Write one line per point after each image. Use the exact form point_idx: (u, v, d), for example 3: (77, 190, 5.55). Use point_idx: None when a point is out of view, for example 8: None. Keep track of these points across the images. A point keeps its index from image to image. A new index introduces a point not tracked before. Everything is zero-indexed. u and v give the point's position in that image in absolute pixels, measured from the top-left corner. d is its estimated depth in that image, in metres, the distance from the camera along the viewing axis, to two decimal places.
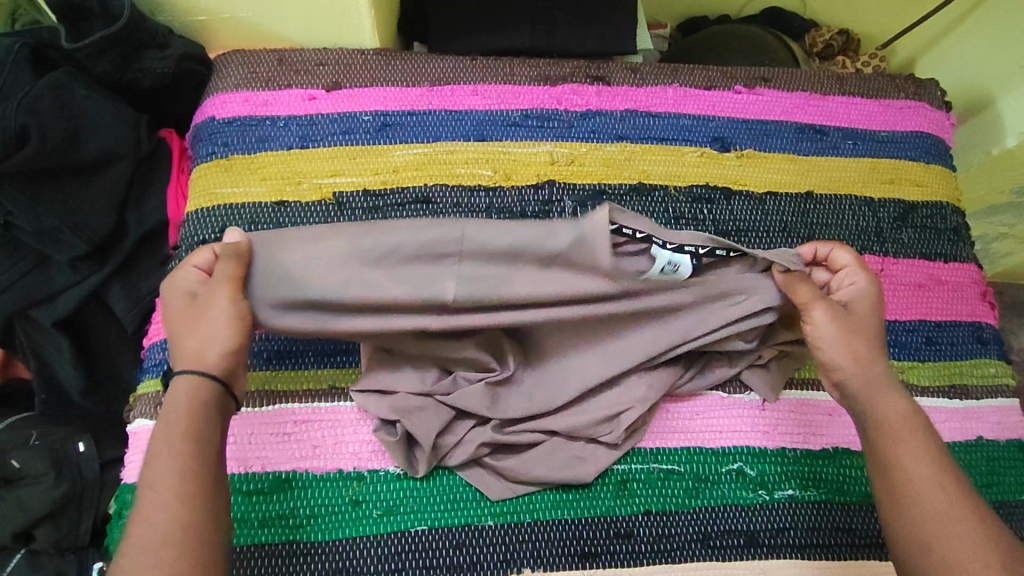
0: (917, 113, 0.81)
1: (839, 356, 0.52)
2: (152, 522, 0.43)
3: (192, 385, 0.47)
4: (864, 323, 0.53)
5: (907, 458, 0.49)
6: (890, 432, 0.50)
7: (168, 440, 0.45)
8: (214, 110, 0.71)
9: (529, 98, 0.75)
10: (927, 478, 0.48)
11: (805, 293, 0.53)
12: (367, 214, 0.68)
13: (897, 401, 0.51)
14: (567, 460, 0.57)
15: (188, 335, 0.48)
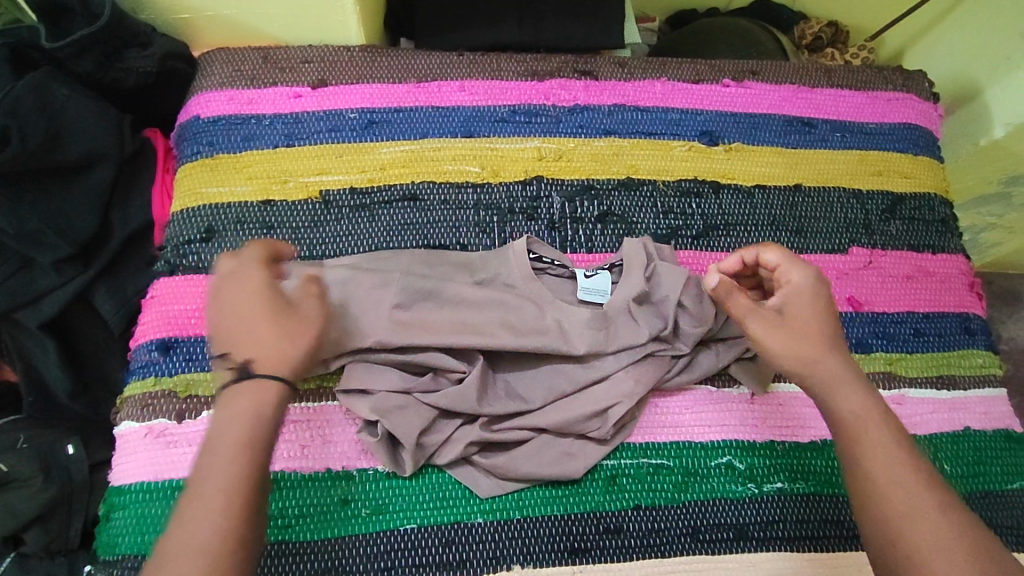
0: (904, 104, 0.81)
1: (787, 357, 0.53)
2: (195, 527, 0.41)
3: (257, 386, 0.46)
4: (807, 317, 0.55)
5: (871, 452, 0.49)
6: (851, 428, 0.50)
7: (223, 442, 0.44)
8: (199, 109, 0.71)
9: (516, 93, 0.75)
10: (890, 471, 0.48)
11: (739, 303, 0.55)
12: (354, 212, 0.68)
13: (855, 394, 0.52)
14: (557, 456, 0.57)
15: (258, 340, 0.48)
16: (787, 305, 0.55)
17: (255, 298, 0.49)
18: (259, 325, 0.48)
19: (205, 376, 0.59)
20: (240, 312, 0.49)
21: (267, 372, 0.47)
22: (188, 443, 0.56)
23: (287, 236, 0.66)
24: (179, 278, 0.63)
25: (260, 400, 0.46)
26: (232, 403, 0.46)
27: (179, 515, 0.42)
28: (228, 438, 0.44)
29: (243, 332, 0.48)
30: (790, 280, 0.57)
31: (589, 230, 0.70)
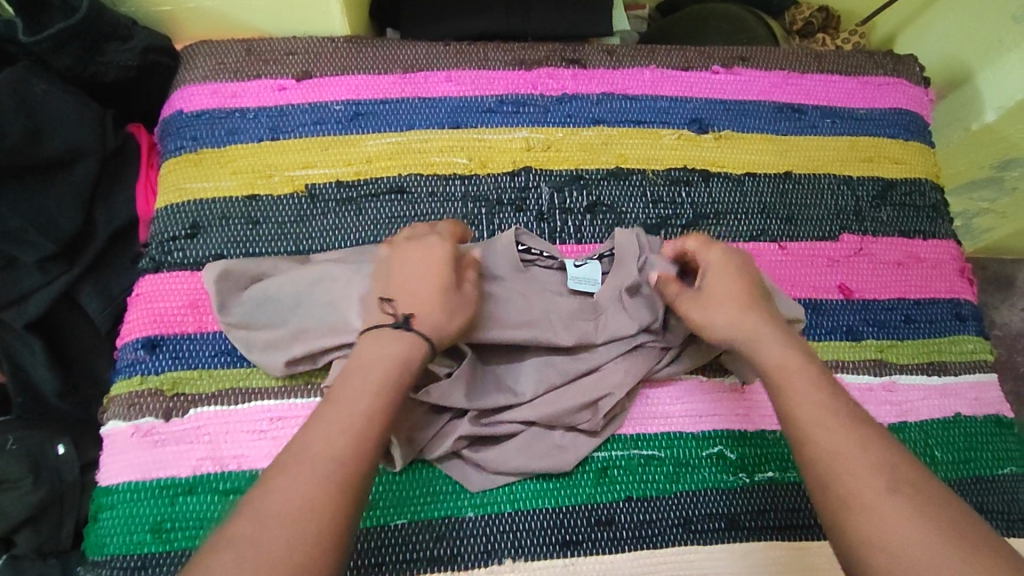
0: (895, 89, 0.81)
1: (716, 329, 0.54)
2: (333, 435, 0.44)
3: (407, 344, 0.49)
4: (727, 285, 0.56)
5: (798, 398, 0.49)
6: (779, 382, 0.50)
7: (370, 381, 0.47)
8: (182, 103, 0.70)
9: (504, 83, 0.74)
10: (815, 416, 0.47)
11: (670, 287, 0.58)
12: (340, 206, 0.67)
13: (782, 350, 0.52)
14: (547, 449, 0.57)
15: (431, 299, 0.51)
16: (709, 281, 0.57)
17: (437, 265, 0.53)
18: (432, 288, 0.52)
19: (192, 373, 0.58)
20: (418, 273, 0.53)
21: (422, 332, 0.50)
22: (176, 442, 0.56)
23: (272, 231, 0.65)
24: (165, 276, 0.62)
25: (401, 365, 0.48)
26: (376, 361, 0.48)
27: (314, 425, 0.44)
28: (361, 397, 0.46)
29: (414, 287, 0.52)
30: (710, 256, 0.58)
31: (578, 221, 0.70)
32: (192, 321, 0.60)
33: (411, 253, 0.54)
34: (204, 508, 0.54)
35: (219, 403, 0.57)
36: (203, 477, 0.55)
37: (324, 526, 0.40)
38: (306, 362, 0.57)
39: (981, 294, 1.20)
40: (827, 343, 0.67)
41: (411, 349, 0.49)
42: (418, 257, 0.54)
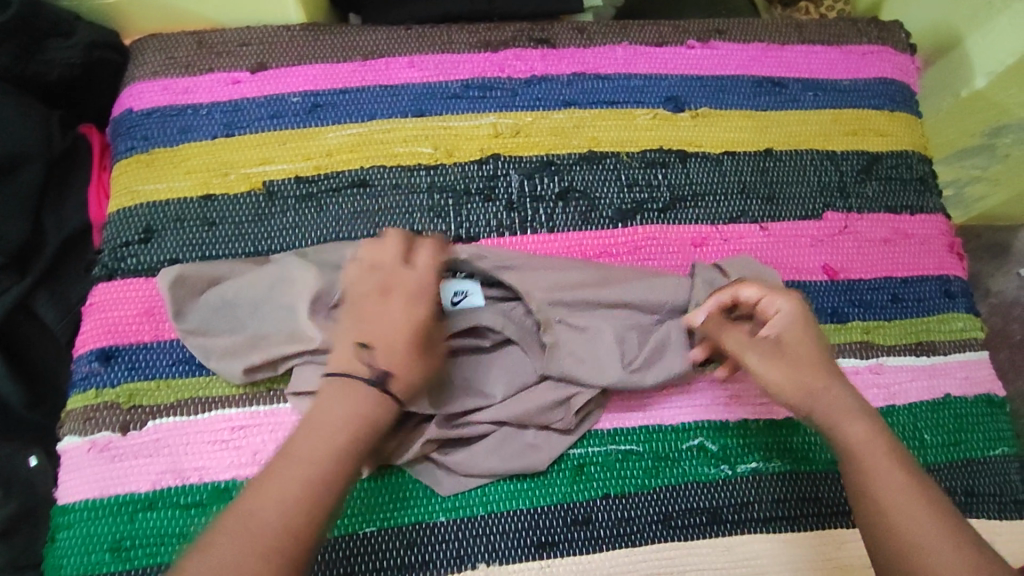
0: (880, 58, 0.77)
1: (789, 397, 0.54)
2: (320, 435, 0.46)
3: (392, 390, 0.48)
4: (799, 350, 0.55)
5: (878, 471, 0.49)
6: (857, 456, 0.50)
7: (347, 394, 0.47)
8: (132, 101, 0.67)
9: (469, 67, 0.71)
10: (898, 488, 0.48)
11: (729, 344, 0.57)
12: (300, 203, 0.64)
13: (860, 423, 0.52)
14: (519, 450, 0.56)
15: (398, 346, 0.49)
16: (779, 340, 0.56)
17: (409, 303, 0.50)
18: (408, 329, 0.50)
19: (150, 384, 0.57)
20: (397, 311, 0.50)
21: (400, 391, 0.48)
22: (134, 456, 0.54)
23: (229, 232, 0.63)
24: (119, 283, 0.60)
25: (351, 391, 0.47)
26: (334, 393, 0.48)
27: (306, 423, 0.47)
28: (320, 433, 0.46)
29: (367, 323, 0.49)
30: (777, 309, 0.56)
31: (550, 209, 0.67)
32: (147, 330, 0.58)
33: (382, 288, 0.50)
34: (164, 522, 0.53)
35: (178, 414, 0.56)
36: (162, 492, 0.54)
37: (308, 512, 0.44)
38: (266, 369, 0.56)
39: (975, 262, 1.18)
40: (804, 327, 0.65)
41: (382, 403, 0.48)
42: (387, 296, 0.50)
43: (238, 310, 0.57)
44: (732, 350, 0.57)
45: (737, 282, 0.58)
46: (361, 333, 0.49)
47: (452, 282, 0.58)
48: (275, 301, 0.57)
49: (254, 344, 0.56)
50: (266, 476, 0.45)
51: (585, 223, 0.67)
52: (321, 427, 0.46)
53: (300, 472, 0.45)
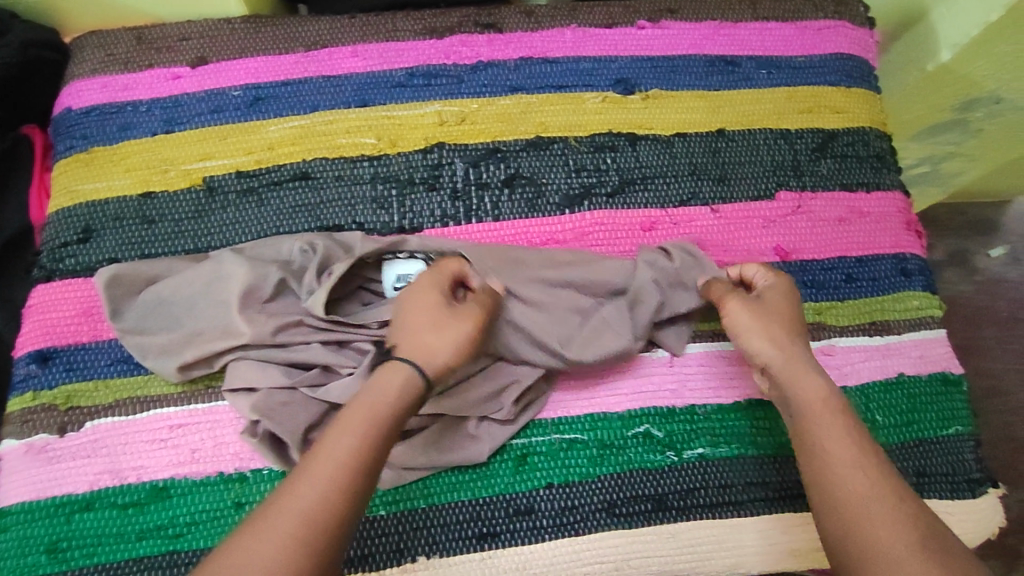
0: (836, 32, 0.75)
1: (749, 342, 0.56)
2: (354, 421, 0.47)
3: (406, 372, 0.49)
4: (777, 309, 0.57)
5: (825, 440, 0.50)
6: (811, 412, 0.52)
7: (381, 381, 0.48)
8: (70, 99, 0.66)
9: (414, 54, 0.69)
10: (846, 452, 0.50)
11: (717, 290, 0.59)
12: (241, 198, 0.64)
13: (816, 381, 0.53)
14: (459, 441, 0.58)
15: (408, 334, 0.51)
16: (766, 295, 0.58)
17: (435, 301, 0.52)
18: (422, 323, 0.51)
19: (88, 385, 0.58)
20: (417, 308, 0.52)
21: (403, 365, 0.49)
22: (72, 457, 0.56)
23: (170, 229, 0.62)
24: (58, 284, 0.60)
25: (376, 407, 0.47)
26: (354, 408, 0.47)
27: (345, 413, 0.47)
28: (339, 455, 0.45)
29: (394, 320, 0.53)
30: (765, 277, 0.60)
31: (495, 196, 0.66)
32: (85, 331, 0.59)
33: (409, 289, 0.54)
34: (99, 523, 0.54)
35: (116, 414, 0.57)
36: (99, 492, 0.55)
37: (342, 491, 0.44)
38: (200, 367, 0.56)
39: (961, 238, 1.17)
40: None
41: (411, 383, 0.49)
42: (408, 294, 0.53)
43: (174, 309, 0.57)
44: (719, 293, 0.59)
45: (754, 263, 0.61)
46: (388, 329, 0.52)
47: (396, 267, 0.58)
48: (208, 298, 0.56)
49: (187, 342, 0.56)
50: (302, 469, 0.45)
51: (532, 210, 0.66)
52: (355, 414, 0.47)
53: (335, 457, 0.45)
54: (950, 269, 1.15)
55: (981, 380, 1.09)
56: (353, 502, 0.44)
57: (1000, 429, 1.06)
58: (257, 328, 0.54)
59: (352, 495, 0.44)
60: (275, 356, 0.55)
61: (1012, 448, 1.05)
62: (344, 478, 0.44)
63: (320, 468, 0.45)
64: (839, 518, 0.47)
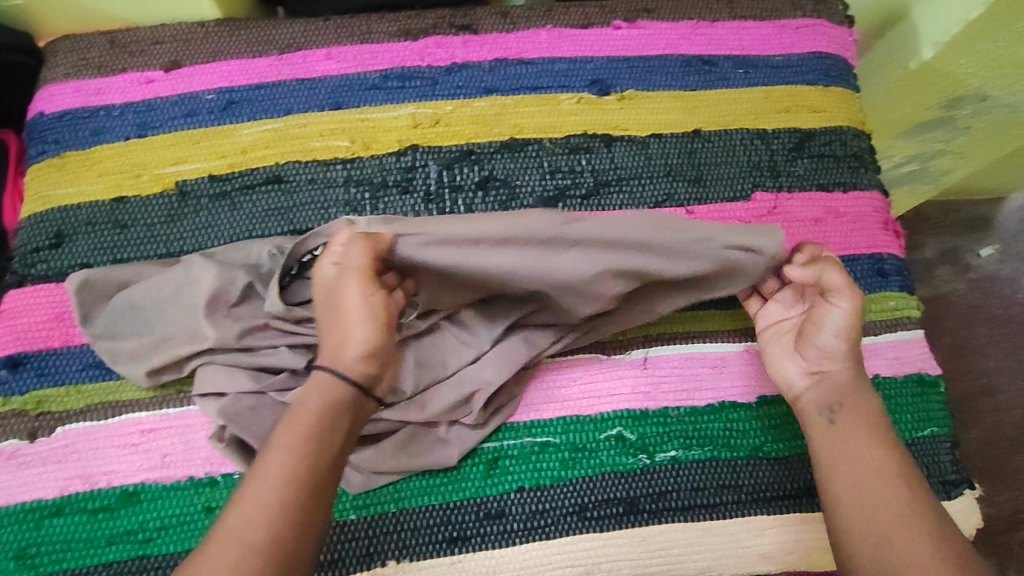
0: (814, 31, 0.75)
1: (830, 341, 0.58)
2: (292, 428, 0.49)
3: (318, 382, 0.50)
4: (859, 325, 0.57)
5: (858, 449, 0.55)
6: (851, 411, 0.57)
7: (314, 389, 0.50)
8: (42, 104, 0.66)
9: (389, 56, 0.69)
10: (879, 463, 0.54)
11: (836, 278, 0.57)
12: (214, 202, 0.64)
13: (869, 395, 0.58)
14: (430, 445, 0.58)
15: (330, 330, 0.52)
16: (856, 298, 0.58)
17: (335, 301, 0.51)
18: (326, 321, 0.52)
19: (59, 390, 0.58)
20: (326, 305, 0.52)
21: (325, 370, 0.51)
22: (43, 463, 0.56)
23: (142, 234, 0.62)
24: (29, 290, 0.60)
25: (296, 422, 0.49)
26: (281, 427, 0.49)
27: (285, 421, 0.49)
28: (268, 475, 0.47)
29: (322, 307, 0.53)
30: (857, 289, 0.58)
31: (469, 199, 0.66)
32: (57, 336, 0.59)
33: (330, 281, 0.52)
34: (69, 528, 0.55)
35: (88, 419, 0.57)
36: (70, 497, 0.56)
37: (286, 499, 0.46)
38: (170, 371, 0.57)
39: (953, 236, 1.16)
40: (708, 314, 0.65)
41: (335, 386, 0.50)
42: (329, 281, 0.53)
43: (142, 314, 0.57)
44: (840, 281, 0.57)
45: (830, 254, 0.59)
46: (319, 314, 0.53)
47: None
48: (176, 302, 0.57)
49: (155, 347, 0.56)
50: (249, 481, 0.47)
51: (505, 213, 0.66)
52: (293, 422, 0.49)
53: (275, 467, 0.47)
54: (942, 266, 1.14)
55: (973, 378, 1.08)
56: (287, 520, 0.46)
57: (992, 428, 1.05)
58: (225, 332, 0.55)
59: (286, 513, 0.46)
60: (242, 360, 0.55)
61: (1004, 446, 1.04)
62: (274, 497, 0.46)
63: (252, 492, 0.46)
64: (865, 530, 0.52)
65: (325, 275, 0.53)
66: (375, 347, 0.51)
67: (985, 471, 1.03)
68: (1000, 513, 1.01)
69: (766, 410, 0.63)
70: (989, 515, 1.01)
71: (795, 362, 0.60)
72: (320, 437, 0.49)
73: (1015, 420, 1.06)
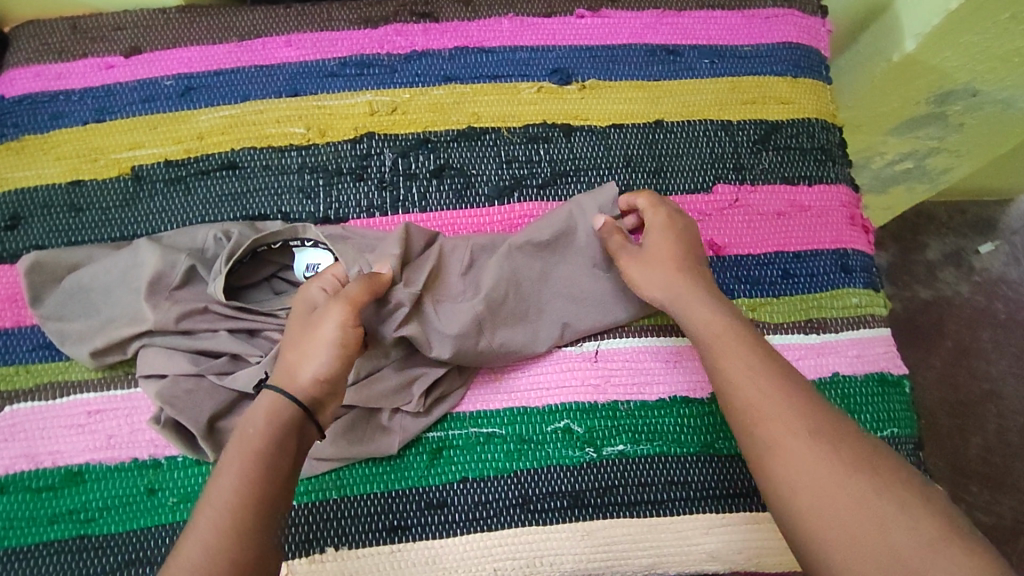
0: (785, 21, 0.73)
1: (654, 294, 0.58)
2: (240, 446, 0.47)
3: (267, 401, 0.49)
4: (660, 246, 0.59)
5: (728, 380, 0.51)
6: (705, 336, 0.54)
7: (263, 406, 0.49)
8: (4, 87, 0.67)
9: (348, 44, 0.69)
10: (750, 387, 0.49)
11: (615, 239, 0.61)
12: (169, 186, 0.64)
13: (706, 307, 0.55)
14: (372, 432, 0.58)
15: (294, 351, 0.51)
16: (652, 236, 0.60)
17: (309, 325, 0.52)
18: (292, 339, 0.52)
19: (9, 369, 0.59)
20: (299, 330, 0.52)
21: (279, 388, 0.50)
22: None
23: (97, 217, 0.63)
24: None
25: (247, 441, 0.47)
26: (229, 450, 0.48)
27: (231, 442, 0.48)
28: (220, 501, 0.45)
29: (291, 333, 0.53)
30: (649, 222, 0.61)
31: (423, 186, 0.65)
32: (9, 316, 0.60)
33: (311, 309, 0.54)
34: (13, 506, 0.56)
35: (35, 399, 0.58)
36: (15, 475, 0.56)
37: (239, 521, 0.45)
38: (115, 353, 0.57)
39: (954, 236, 1.12)
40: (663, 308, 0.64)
41: (280, 402, 0.49)
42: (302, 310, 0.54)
43: (88, 295, 0.58)
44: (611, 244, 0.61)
45: (632, 194, 0.63)
46: (288, 342, 0.52)
47: (308, 256, 0.60)
48: (120, 285, 0.57)
49: (100, 329, 0.57)
50: (203, 507, 0.46)
51: (460, 202, 0.65)
52: (242, 441, 0.47)
53: (228, 490, 0.45)
54: (944, 268, 1.10)
55: (975, 384, 1.04)
56: (245, 543, 0.44)
57: (994, 435, 1.01)
58: (167, 315, 0.56)
59: (246, 537, 0.44)
60: (181, 343, 0.56)
61: (1006, 454, 1.00)
62: (229, 520, 0.45)
63: (206, 522, 0.45)
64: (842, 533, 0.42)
65: (313, 299, 0.54)
66: (331, 373, 0.51)
67: (986, 479, 0.99)
68: (1000, 523, 0.97)
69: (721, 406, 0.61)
70: (989, 524, 0.97)
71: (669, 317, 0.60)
72: (268, 456, 0.47)
73: (1019, 427, 1.01)
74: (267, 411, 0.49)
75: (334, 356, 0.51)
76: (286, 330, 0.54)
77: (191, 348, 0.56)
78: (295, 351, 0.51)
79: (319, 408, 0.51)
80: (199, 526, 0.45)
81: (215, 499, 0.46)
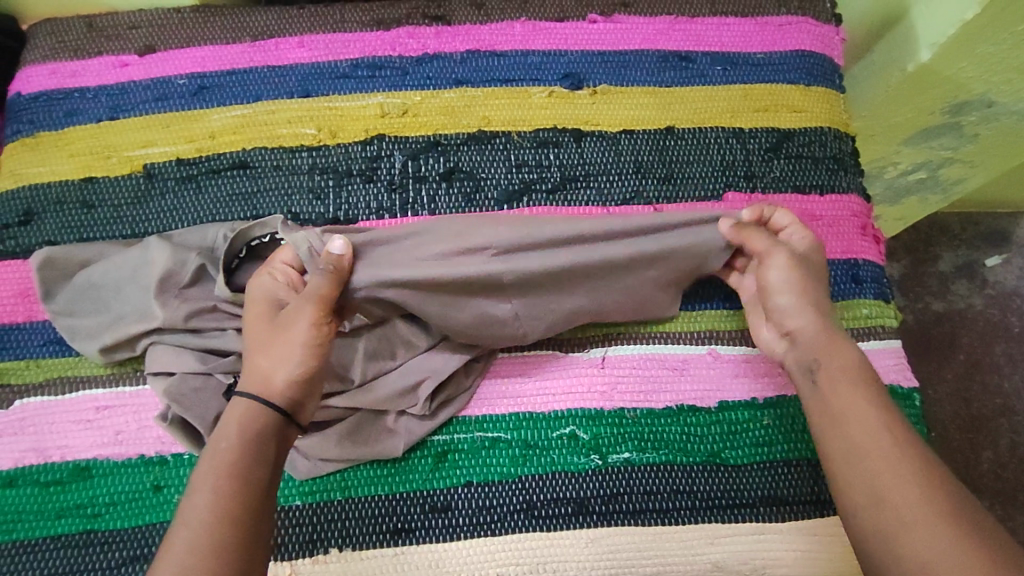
0: (798, 29, 0.73)
1: (785, 300, 0.57)
2: (215, 456, 0.47)
3: (242, 409, 0.49)
4: (813, 268, 0.59)
5: (852, 415, 0.50)
6: (820, 359, 0.54)
7: (234, 416, 0.49)
8: (22, 85, 0.68)
9: (360, 46, 0.69)
10: (870, 421, 0.50)
11: (761, 241, 0.58)
12: (180, 184, 0.64)
13: (850, 352, 0.54)
14: (377, 434, 0.58)
15: (265, 354, 0.51)
16: (806, 256, 0.59)
17: (278, 326, 0.52)
18: (261, 342, 0.52)
19: (20, 364, 0.60)
20: (265, 332, 0.52)
21: (252, 395, 0.50)
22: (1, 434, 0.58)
23: (108, 214, 0.64)
24: None
25: (220, 452, 0.47)
26: (202, 463, 0.47)
27: (204, 455, 0.48)
28: (198, 519, 0.45)
29: (257, 336, 0.52)
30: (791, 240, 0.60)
31: (432, 189, 0.65)
32: (21, 311, 0.61)
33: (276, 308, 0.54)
34: (22, 499, 0.56)
35: (44, 393, 0.59)
36: (24, 469, 0.57)
37: (219, 531, 0.44)
38: (124, 349, 0.58)
39: (966, 247, 1.11)
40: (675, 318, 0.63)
41: (254, 411, 0.49)
42: (263, 309, 0.54)
43: (98, 292, 0.59)
44: (763, 244, 0.58)
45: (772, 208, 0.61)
46: (254, 344, 0.52)
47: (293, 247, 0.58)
48: (129, 282, 0.58)
49: (110, 326, 0.57)
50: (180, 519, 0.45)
51: (469, 205, 0.65)
52: (218, 451, 0.47)
53: (206, 501, 0.45)
54: (956, 280, 1.09)
55: (988, 398, 1.03)
56: (227, 554, 0.44)
57: (1007, 450, 1.00)
58: (176, 312, 0.56)
59: (225, 549, 0.44)
60: (190, 340, 0.57)
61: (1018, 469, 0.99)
62: (208, 529, 0.44)
63: (182, 537, 0.44)
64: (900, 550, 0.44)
65: (277, 297, 0.54)
66: (308, 372, 0.51)
67: (998, 495, 0.98)
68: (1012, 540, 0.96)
69: (727, 415, 0.61)
70: None
71: (769, 328, 0.60)
72: (246, 470, 0.47)
73: None
74: (238, 422, 0.49)
75: (308, 356, 0.51)
76: (247, 333, 0.53)
77: (200, 345, 0.57)
78: (267, 353, 0.51)
79: (296, 408, 0.51)
80: (178, 537, 0.44)
81: (191, 511, 0.45)
